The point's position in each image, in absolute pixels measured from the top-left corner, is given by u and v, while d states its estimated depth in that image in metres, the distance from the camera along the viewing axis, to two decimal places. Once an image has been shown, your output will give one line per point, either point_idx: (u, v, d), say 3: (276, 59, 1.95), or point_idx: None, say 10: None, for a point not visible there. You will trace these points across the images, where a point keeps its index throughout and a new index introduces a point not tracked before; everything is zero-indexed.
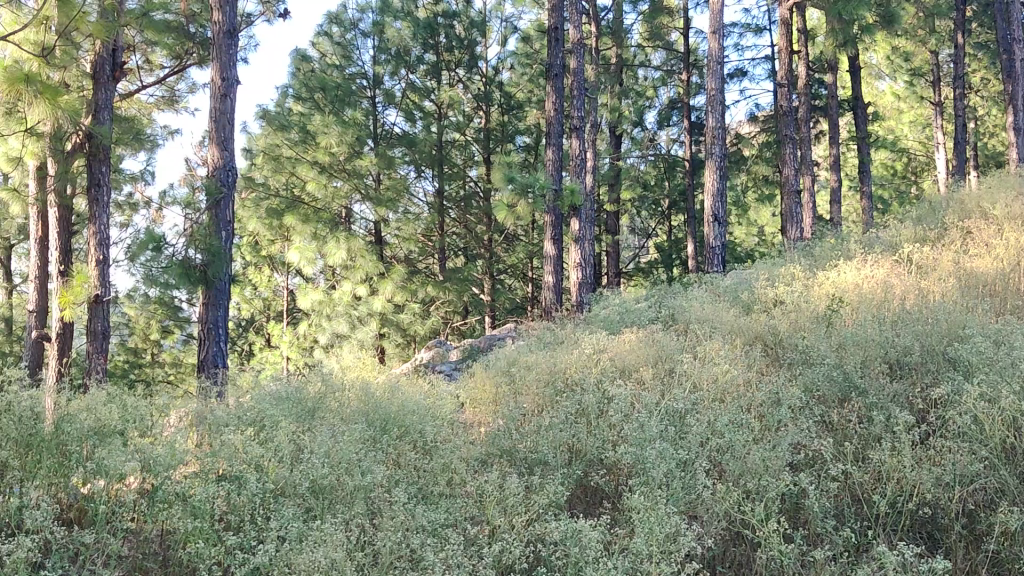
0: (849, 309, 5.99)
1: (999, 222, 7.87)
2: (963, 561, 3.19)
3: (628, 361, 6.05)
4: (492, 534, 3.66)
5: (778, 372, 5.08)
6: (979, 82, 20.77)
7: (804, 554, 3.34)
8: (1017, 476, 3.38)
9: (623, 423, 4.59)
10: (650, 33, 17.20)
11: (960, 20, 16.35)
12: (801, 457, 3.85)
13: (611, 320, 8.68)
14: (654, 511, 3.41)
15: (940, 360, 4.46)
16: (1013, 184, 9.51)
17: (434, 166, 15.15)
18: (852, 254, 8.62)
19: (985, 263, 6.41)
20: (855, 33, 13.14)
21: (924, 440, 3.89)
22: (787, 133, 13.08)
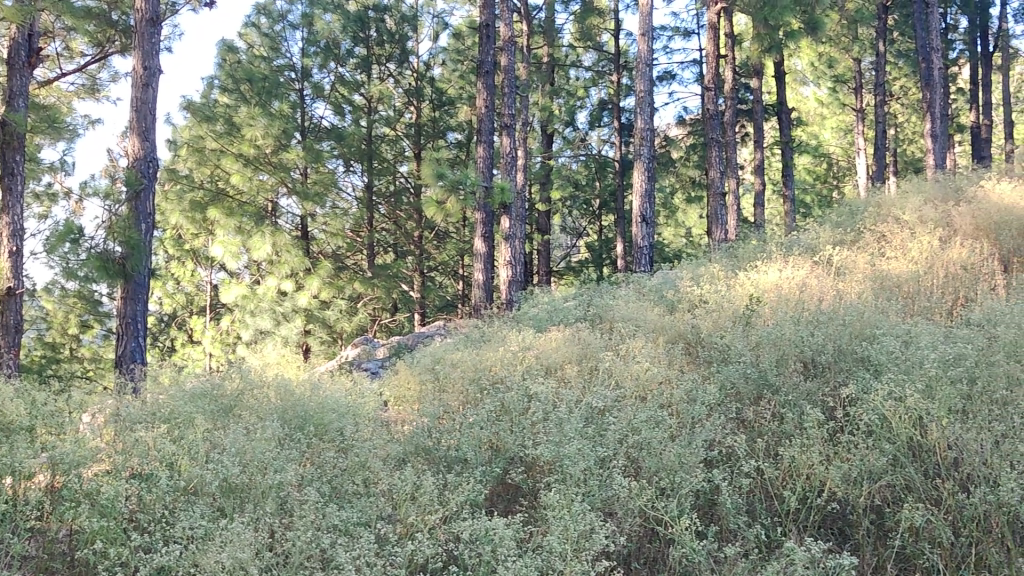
0: (768, 309, 6.06)
1: (912, 226, 8.08)
2: (871, 557, 3.24)
3: (552, 359, 6.03)
4: (406, 533, 3.61)
5: (697, 370, 5.13)
6: (898, 90, 21.32)
7: (716, 551, 3.36)
8: (922, 473, 3.44)
9: (544, 419, 4.57)
10: (580, 34, 17.27)
11: (882, 29, 16.70)
12: (716, 454, 3.88)
13: (540, 318, 8.67)
14: (571, 510, 3.39)
15: (853, 359, 4.53)
16: (928, 189, 9.72)
17: (363, 160, 15.01)
18: (773, 255, 8.76)
19: (901, 265, 6.54)
20: (781, 38, 13.32)
21: (833, 437, 3.94)
22: (713, 136, 13.23)
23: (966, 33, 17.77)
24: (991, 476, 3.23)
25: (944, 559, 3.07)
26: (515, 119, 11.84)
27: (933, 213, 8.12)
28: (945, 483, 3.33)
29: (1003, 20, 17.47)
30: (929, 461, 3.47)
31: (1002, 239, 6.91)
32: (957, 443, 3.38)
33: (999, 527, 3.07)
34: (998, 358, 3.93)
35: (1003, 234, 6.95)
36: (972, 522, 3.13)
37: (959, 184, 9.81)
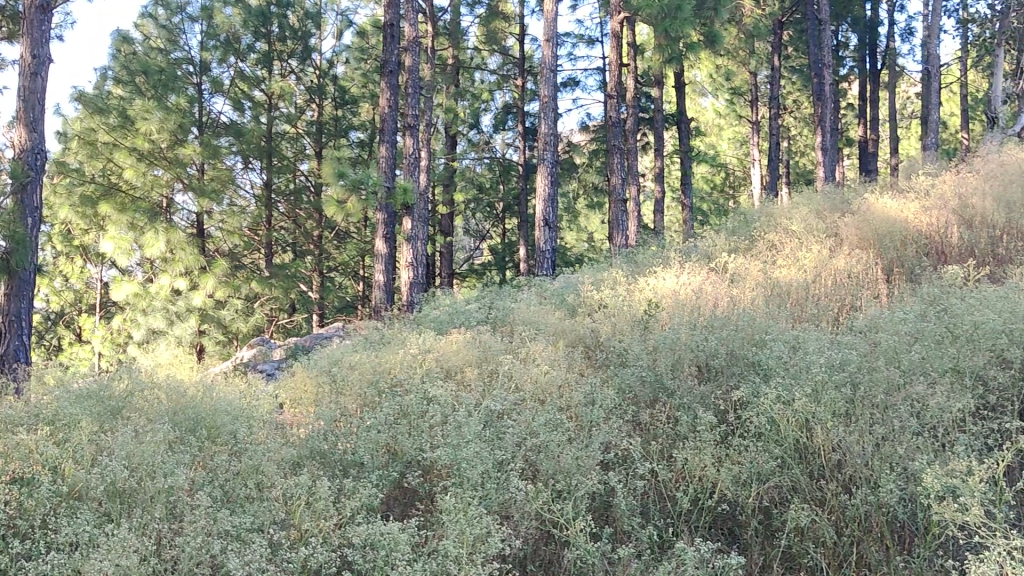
0: (665, 314, 6.17)
1: (801, 235, 8.33)
2: (758, 557, 3.33)
3: (452, 362, 6.03)
4: (300, 539, 3.55)
5: (594, 374, 5.19)
6: (792, 104, 22.00)
7: (610, 552, 3.40)
8: (808, 474, 3.55)
9: (441, 423, 4.54)
10: (486, 37, 17.30)
11: (777, 44, 17.18)
12: (611, 456, 3.92)
13: (441, 321, 8.64)
14: (466, 514, 3.39)
15: (744, 363, 4.65)
16: (819, 200, 10.04)
17: (262, 158, 14.79)
18: (671, 261, 8.94)
19: (791, 273, 6.75)
20: (681, 50, 13.59)
21: (724, 439, 4.03)
22: (614, 143, 13.40)
23: (856, 51, 18.43)
24: (871, 477, 3.34)
25: (827, 558, 3.19)
26: (418, 121, 11.78)
27: (822, 224, 8.39)
28: (829, 484, 3.43)
29: (890, 39, 18.18)
30: (815, 463, 3.57)
31: (886, 249, 7.19)
32: (841, 446, 3.49)
33: (879, 527, 3.20)
34: (879, 364, 4.05)
35: (886, 245, 7.23)
36: (854, 523, 3.24)
37: (847, 196, 10.16)
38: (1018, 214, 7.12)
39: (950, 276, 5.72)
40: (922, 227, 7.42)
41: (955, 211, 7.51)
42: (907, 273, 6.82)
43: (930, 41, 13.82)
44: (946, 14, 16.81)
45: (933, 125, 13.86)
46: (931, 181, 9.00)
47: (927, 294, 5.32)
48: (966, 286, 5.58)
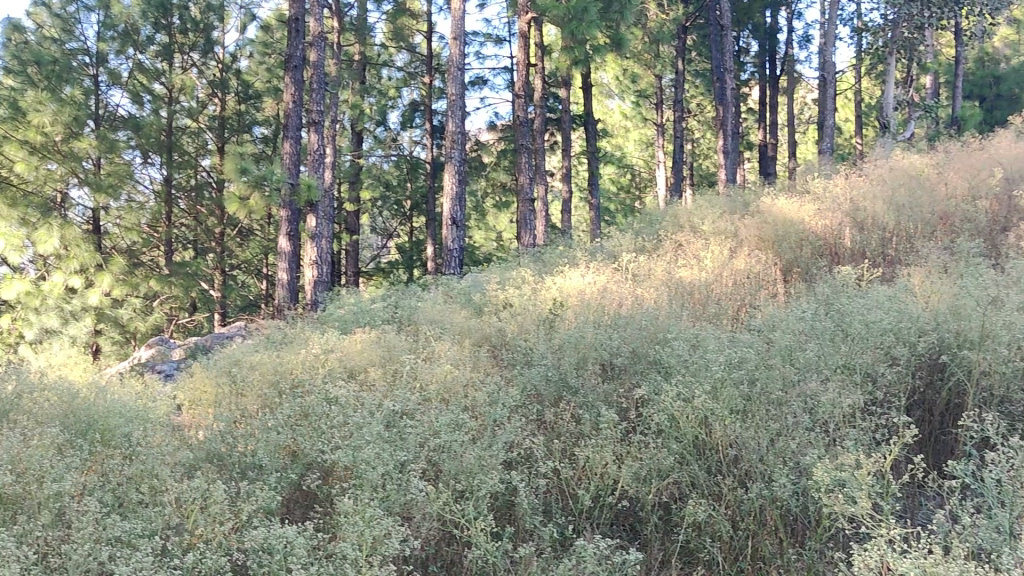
0: (570, 313, 6.20)
1: (705, 236, 8.47)
2: (657, 553, 3.38)
3: (356, 362, 5.95)
4: (194, 544, 3.45)
5: (499, 374, 5.18)
6: (695, 107, 22.43)
7: (511, 551, 3.39)
8: (707, 470, 3.58)
9: (343, 423, 4.46)
10: (392, 34, 17.13)
11: (681, 48, 17.45)
12: (514, 455, 3.91)
13: (345, 320, 8.52)
14: (364, 515, 3.33)
15: (646, 361, 4.69)
16: (721, 201, 10.25)
17: (162, 152, 14.43)
18: (578, 261, 9.01)
19: (693, 272, 6.86)
20: (588, 51, 13.70)
21: (626, 436, 4.06)
22: (521, 142, 13.42)
23: (756, 57, 18.88)
24: (766, 472, 3.40)
25: (723, 552, 3.25)
26: (323, 117, 11.60)
27: (724, 225, 8.56)
28: (726, 479, 3.48)
29: (788, 46, 18.68)
30: (714, 459, 3.61)
31: (783, 250, 7.39)
32: (738, 442, 3.54)
33: (773, 520, 3.26)
34: (774, 361, 4.12)
35: (783, 246, 7.43)
36: (748, 516, 3.30)
37: (747, 198, 10.40)
38: (907, 216, 7.40)
39: (843, 276, 5.91)
40: (818, 228, 7.64)
41: (849, 213, 7.76)
42: (803, 273, 7.01)
43: (827, 48, 14.23)
44: (841, 23, 17.34)
45: (829, 130, 14.29)
46: (826, 184, 9.28)
47: (822, 294, 5.46)
48: (858, 286, 5.76)
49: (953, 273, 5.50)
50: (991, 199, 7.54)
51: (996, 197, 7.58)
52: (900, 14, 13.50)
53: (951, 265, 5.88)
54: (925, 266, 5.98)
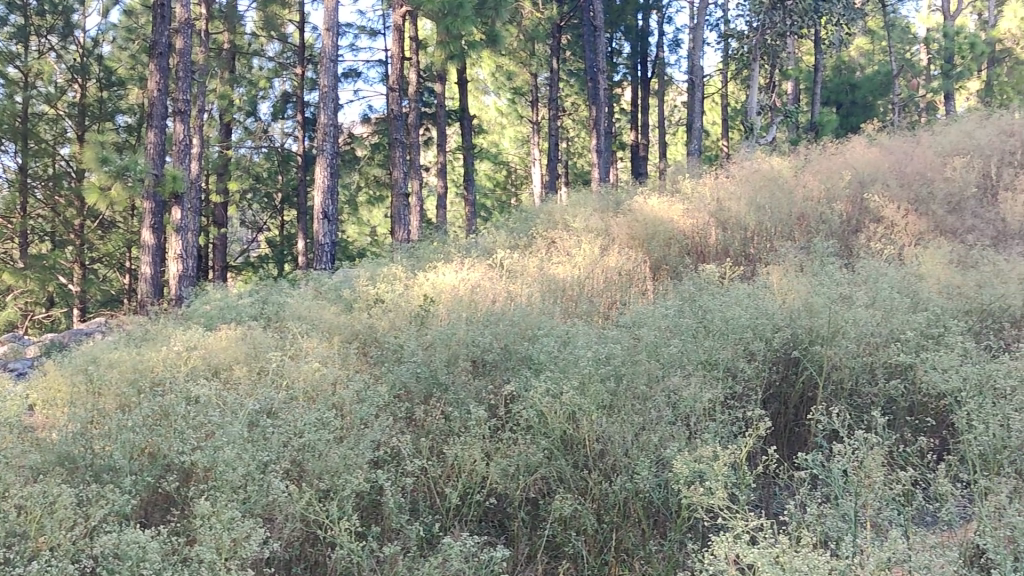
0: (442, 309, 6.15)
1: (576, 234, 8.56)
2: (524, 547, 3.38)
3: (220, 360, 5.76)
4: (42, 551, 3.28)
5: (368, 372, 5.08)
6: (569, 106, 22.68)
7: (377, 551, 3.34)
8: (574, 465, 3.59)
9: (203, 423, 4.28)
10: (263, 22, 16.67)
11: (556, 47, 17.58)
12: (381, 454, 3.83)
13: (210, 316, 8.25)
14: (222, 517, 3.23)
15: (516, 358, 4.69)
16: (593, 200, 10.37)
17: (17, 139, 13.77)
18: (451, 257, 8.97)
19: (565, 269, 6.89)
20: (463, 48, 13.65)
21: (495, 433, 4.03)
22: (396, 136, 13.26)
23: (628, 58, 19.21)
24: (630, 466, 3.44)
25: (588, 545, 3.29)
26: (189, 106, 11.20)
27: (596, 223, 8.64)
28: (591, 473, 3.49)
29: (659, 49, 19.05)
30: (581, 453, 3.61)
31: (652, 248, 7.54)
32: (603, 436, 3.56)
33: (637, 512, 3.31)
34: (639, 357, 4.17)
35: (653, 245, 7.57)
36: (612, 509, 3.33)
37: (618, 198, 10.55)
38: (768, 217, 7.64)
39: (708, 275, 6.05)
40: (685, 227, 7.83)
41: (715, 213, 7.96)
42: (671, 272, 7.18)
43: (695, 51, 14.58)
44: (709, 28, 17.81)
45: (696, 132, 14.65)
46: (695, 184, 9.50)
47: (687, 292, 5.58)
48: (722, 285, 5.91)
49: (809, 271, 5.71)
50: (845, 201, 7.89)
51: (848, 199, 7.94)
52: (763, 21, 13.93)
53: (809, 263, 6.11)
54: (784, 265, 6.20)
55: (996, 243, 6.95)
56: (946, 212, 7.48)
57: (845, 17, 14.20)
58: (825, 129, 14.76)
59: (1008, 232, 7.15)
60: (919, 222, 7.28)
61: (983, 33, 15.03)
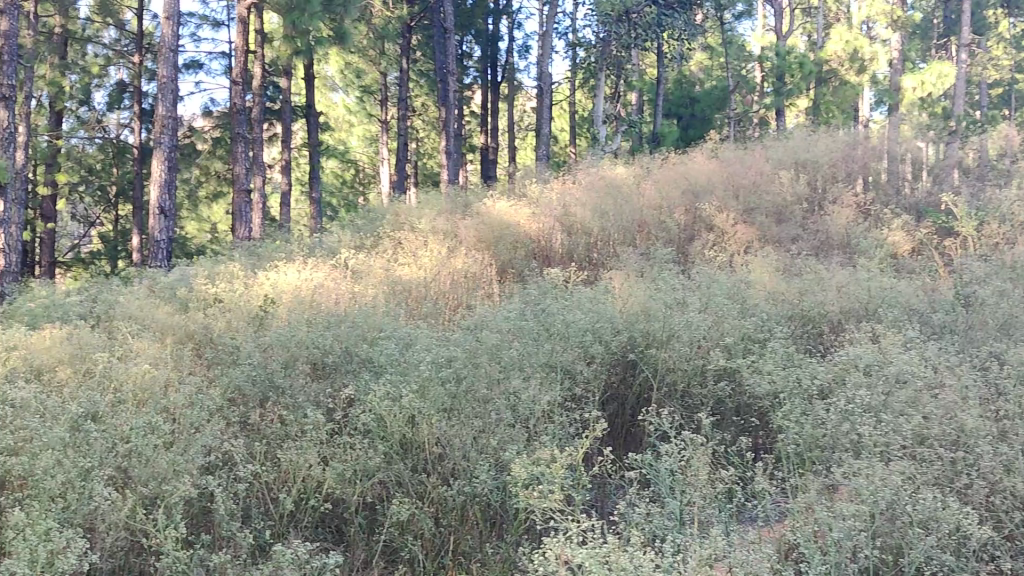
0: (281, 310, 5.99)
1: (423, 234, 8.52)
2: (360, 552, 3.32)
3: (41, 361, 5.42)
4: None
5: (202, 373, 4.89)
6: (418, 107, 22.58)
7: (205, 561, 3.21)
8: (412, 468, 3.53)
9: (20, 429, 4.00)
10: (98, 7, 15.87)
11: (406, 47, 17.43)
12: (213, 459, 3.67)
13: (34, 313, 7.77)
14: (35, 530, 3.02)
15: (357, 361, 4.61)
16: (441, 201, 10.35)
17: None
18: (294, 256, 8.77)
19: (410, 270, 6.82)
20: (310, 44, 13.37)
21: (332, 436, 3.92)
22: (239, 131, 12.84)
23: (478, 62, 19.27)
24: (469, 470, 3.42)
25: (424, 549, 3.25)
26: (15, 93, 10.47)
27: (443, 224, 8.61)
28: (429, 477, 3.45)
29: (508, 54, 19.20)
30: (419, 456, 3.56)
31: (499, 251, 7.58)
32: (442, 439, 3.53)
33: (474, 516, 3.30)
34: (479, 359, 4.17)
35: (500, 247, 7.61)
36: (450, 513, 3.31)
37: (467, 200, 10.56)
38: (611, 223, 7.83)
39: (551, 278, 6.13)
40: (530, 231, 7.92)
41: (560, 218, 8.06)
42: (517, 275, 7.25)
43: (543, 58, 14.75)
44: (558, 36, 18.07)
45: (545, 138, 14.83)
46: (542, 189, 9.62)
47: (530, 296, 5.63)
48: (565, 288, 6.00)
49: (647, 278, 5.86)
50: (683, 209, 8.18)
51: (685, 207, 8.23)
52: (610, 32, 14.22)
53: (647, 270, 6.28)
54: (625, 270, 6.35)
55: (818, 254, 7.38)
56: (773, 224, 7.87)
57: (686, 32, 14.80)
58: (666, 140, 15.25)
59: (829, 243, 7.59)
60: (747, 231, 7.64)
61: (812, 54, 15.83)
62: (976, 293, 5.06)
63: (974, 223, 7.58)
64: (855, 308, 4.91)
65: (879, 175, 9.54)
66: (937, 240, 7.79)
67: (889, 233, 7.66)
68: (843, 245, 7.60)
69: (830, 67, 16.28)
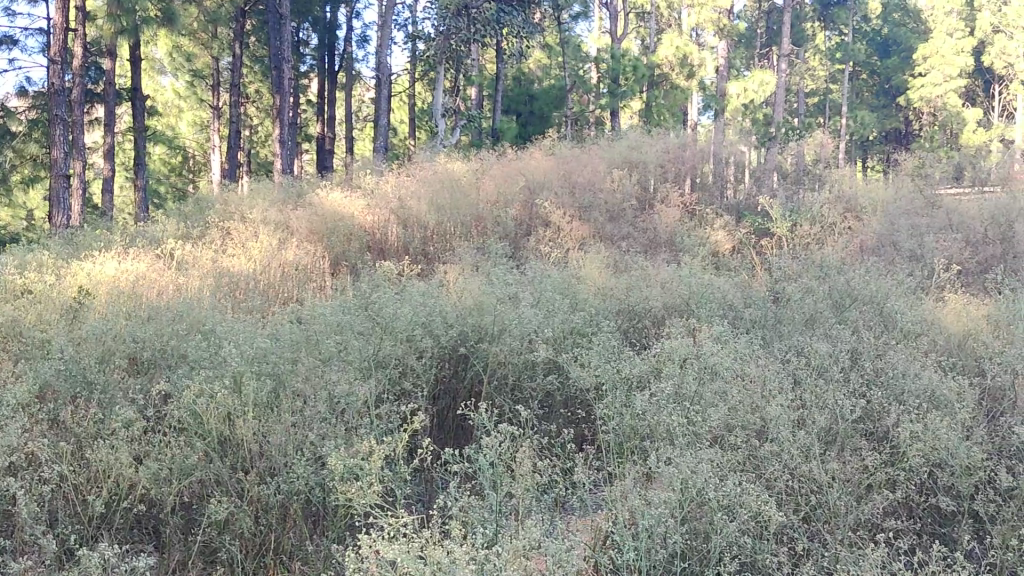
0: (98, 302, 5.66)
1: (254, 224, 8.25)
2: (176, 553, 3.17)
3: None
4: None
5: (8, 368, 4.53)
6: (253, 94, 21.89)
7: (7, 568, 2.98)
8: (232, 466, 3.40)
9: None
10: None
11: (239, 32, 16.84)
12: (14, 459, 3.41)
13: None
14: None
15: (178, 356, 4.41)
16: (274, 191, 10.07)
17: None
18: (115, 245, 8.33)
19: (239, 263, 6.58)
20: (136, 24, 12.74)
21: (147, 435, 3.71)
22: (57, 112, 12.09)
23: (315, 50, 18.86)
24: (289, 467, 3.33)
25: (243, 548, 3.14)
26: None
27: (273, 215, 8.36)
28: (248, 475, 3.33)
29: (347, 44, 18.87)
30: (240, 454, 3.44)
31: (332, 243, 7.44)
32: (263, 436, 3.42)
33: (296, 513, 3.22)
34: (301, 355, 4.07)
35: (333, 239, 7.47)
36: (270, 511, 3.21)
37: (301, 190, 10.32)
38: (447, 216, 7.84)
39: (384, 271, 6.05)
40: (366, 223, 7.81)
41: (395, 211, 7.99)
42: (350, 268, 7.15)
43: (382, 50, 14.58)
44: (398, 28, 17.91)
45: (383, 129, 14.64)
46: (377, 181, 9.50)
47: (362, 289, 5.56)
48: (398, 282, 5.92)
49: (481, 272, 5.90)
50: (518, 205, 8.28)
51: (521, 204, 8.33)
52: (449, 26, 14.19)
53: (481, 264, 6.29)
54: (459, 264, 6.36)
55: (646, 252, 7.62)
56: (605, 221, 8.09)
57: (524, 30, 14.97)
58: (505, 136, 15.38)
59: (657, 241, 7.86)
60: (582, 228, 7.86)
61: (645, 57, 16.28)
62: (786, 290, 5.35)
63: (789, 224, 8.02)
64: (678, 303, 5.09)
65: (706, 177, 9.92)
66: (755, 239, 8.20)
67: (711, 232, 7.99)
68: (668, 243, 7.88)
69: (661, 72, 16.79)
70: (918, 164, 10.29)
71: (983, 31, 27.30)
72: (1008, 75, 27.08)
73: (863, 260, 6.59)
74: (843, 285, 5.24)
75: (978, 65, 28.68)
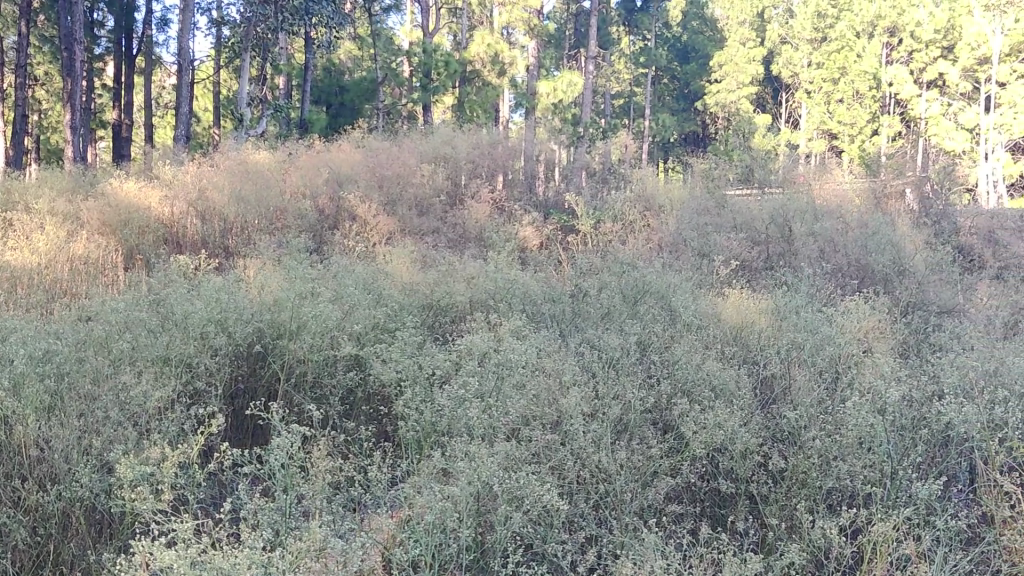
0: None
1: (39, 215, 7.69)
2: None
3: None
4: None
5: None
6: (40, 77, 20.43)
7: None
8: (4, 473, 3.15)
9: None
10: None
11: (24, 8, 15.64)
12: None
13: None
14: None
15: None
16: (61, 180, 9.45)
17: None
18: None
19: (20, 255, 6.09)
20: None
21: None
22: None
23: (111, 32, 17.84)
24: (71, 471, 3.13)
25: (18, 560, 2.91)
26: None
27: (62, 206, 7.83)
28: (26, 482, 3.10)
29: (145, 26, 17.92)
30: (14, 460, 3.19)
31: (127, 235, 7.04)
32: (40, 439, 3.20)
33: (79, 520, 3.03)
34: (87, 354, 3.86)
35: (128, 230, 7.09)
36: (49, 518, 3.00)
37: (91, 180, 9.74)
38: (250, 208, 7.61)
39: (179, 266, 5.79)
40: (163, 215, 7.45)
41: (195, 202, 7.66)
42: (146, 263, 6.82)
43: (183, 34, 13.95)
44: (199, 12, 17.19)
45: (184, 117, 14.03)
46: (176, 171, 9.09)
47: (155, 283, 5.32)
48: (194, 278, 5.67)
49: (282, 266, 5.75)
50: (325, 199, 8.17)
51: (328, 198, 8.22)
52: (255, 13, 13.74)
53: (283, 258, 6.16)
54: (261, 258, 6.19)
55: (453, 247, 7.77)
56: (413, 216, 8.15)
57: (333, 20, 14.67)
58: (314, 127, 15.08)
59: (465, 238, 7.98)
60: (389, 222, 7.90)
61: (457, 54, 16.30)
62: (583, 285, 5.52)
63: (592, 221, 8.29)
64: (482, 298, 5.15)
65: (515, 174, 10.07)
66: (561, 236, 8.44)
67: (519, 228, 8.18)
68: (478, 238, 8.06)
69: (472, 68, 16.86)
70: (710, 166, 10.81)
71: (772, 41, 28.96)
72: (793, 83, 28.94)
73: (656, 257, 6.88)
74: (634, 278, 5.45)
75: (767, 74, 30.42)
